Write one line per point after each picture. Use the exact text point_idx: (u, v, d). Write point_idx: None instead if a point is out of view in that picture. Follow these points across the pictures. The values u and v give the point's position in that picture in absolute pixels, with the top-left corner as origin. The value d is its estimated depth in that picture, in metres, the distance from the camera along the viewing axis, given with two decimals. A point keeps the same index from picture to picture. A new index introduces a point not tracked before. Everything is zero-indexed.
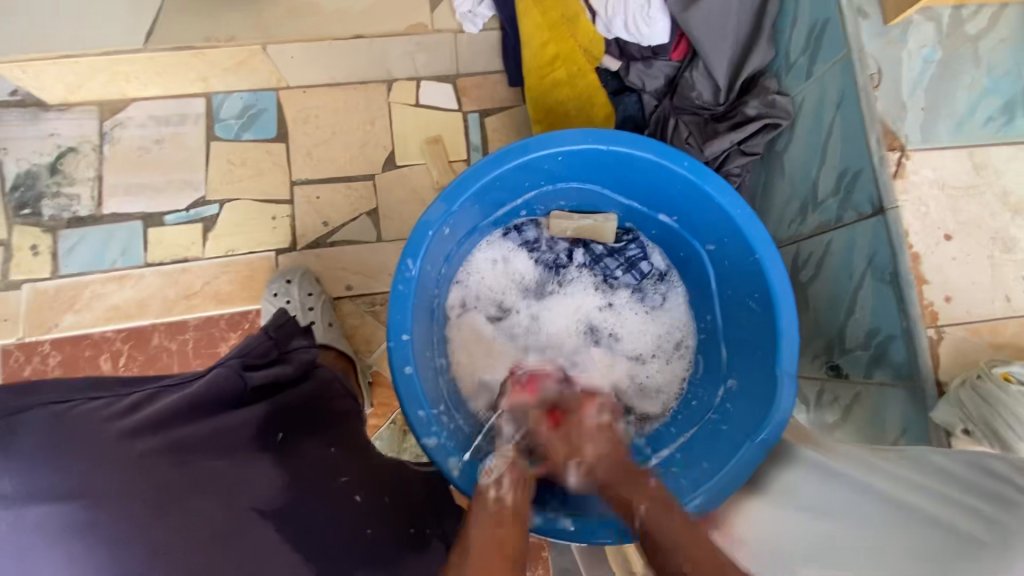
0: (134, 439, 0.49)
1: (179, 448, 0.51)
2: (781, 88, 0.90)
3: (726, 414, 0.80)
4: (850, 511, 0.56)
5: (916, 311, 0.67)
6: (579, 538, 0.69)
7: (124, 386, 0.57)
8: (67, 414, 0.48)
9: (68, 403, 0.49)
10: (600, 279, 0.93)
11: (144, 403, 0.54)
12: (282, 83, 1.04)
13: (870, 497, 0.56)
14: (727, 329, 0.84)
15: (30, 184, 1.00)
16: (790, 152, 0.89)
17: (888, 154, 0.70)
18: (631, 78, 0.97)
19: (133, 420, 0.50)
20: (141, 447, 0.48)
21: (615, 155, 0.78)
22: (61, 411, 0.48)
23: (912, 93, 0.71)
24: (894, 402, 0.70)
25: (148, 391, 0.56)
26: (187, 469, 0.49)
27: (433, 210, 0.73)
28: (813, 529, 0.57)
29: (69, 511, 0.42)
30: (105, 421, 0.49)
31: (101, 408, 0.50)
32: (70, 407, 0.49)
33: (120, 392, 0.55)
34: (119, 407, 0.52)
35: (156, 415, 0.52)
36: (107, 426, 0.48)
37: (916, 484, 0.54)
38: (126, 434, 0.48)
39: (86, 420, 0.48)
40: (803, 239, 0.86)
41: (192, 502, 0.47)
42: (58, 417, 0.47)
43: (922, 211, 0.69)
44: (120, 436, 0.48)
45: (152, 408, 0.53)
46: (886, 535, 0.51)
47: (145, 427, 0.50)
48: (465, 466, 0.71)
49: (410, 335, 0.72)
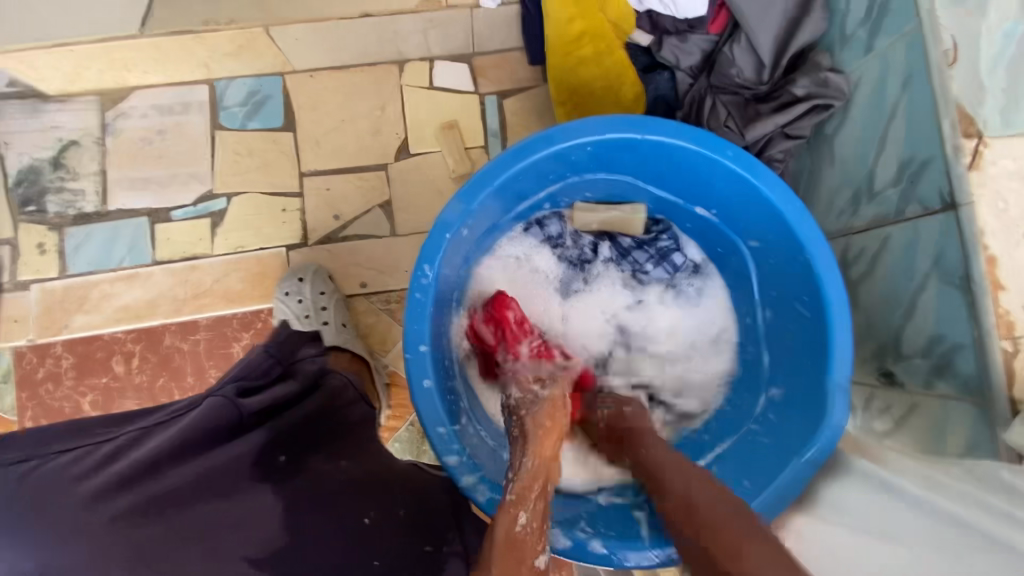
0: (110, 496, 0.46)
1: (159, 502, 0.48)
2: (833, 64, 0.81)
3: (767, 425, 0.75)
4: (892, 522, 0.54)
5: (989, 321, 0.60)
6: (612, 561, 0.65)
7: (105, 429, 0.54)
8: (34, 477, 0.45)
9: (39, 459, 0.47)
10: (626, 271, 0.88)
11: (123, 451, 0.51)
12: (288, 67, 0.97)
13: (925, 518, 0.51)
14: (770, 332, 0.78)
15: (33, 180, 0.96)
16: (842, 135, 0.80)
17: (961, 143, 0.61)
18: (663, 53, 0.89)
19: (106, 476, 0.47)
20: (116, 508, 0.46)
21: (650, 145, 0.71)
22: (25, 474, 0.46)
23: (994, 71, 0.59)
24: (957, 416, 0.64)
25: (129, 434, 0.53)
26: (169, 526, 0.47)
27: (450, 209, 0.68)
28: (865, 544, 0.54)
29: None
30: (76, 480, 0.46)
31: (72, 465, 0.47)
32: (39, 465, 0.47)
33: (97, 437, 0.52)
34: (92, 461, 0.48)
35: (133, 466, 0.49)
36: (78, 487, 0.46)
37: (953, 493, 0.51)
38: (99, 494, 0.46)
39: (57, 480, 0.46)
40: (854, 233, 0.78)
41: (178, 561, 0.46)
42: (24, 481, 0.45)
43: (1000, 207, 0.60)
44: (92, 498, 0.46)
45: (132, 456, 0.50)
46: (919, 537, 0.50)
47: (121, 481, 0.47)
48: (490, 488, 0.67)
49: (428, 345, 0.67)
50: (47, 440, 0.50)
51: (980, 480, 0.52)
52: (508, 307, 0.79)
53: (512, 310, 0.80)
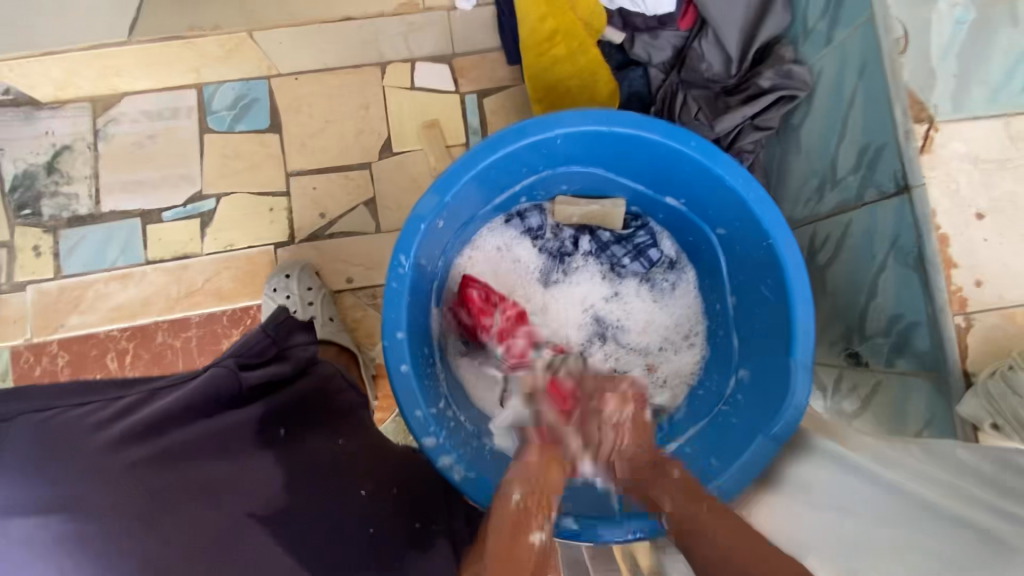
0: (125, 446, 0.50)
1: (169, 455, 0.52)
2: (797, 57, 0.84)
3: (737, 406, 0.77)
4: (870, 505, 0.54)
5: (942, 298, 0.62)
6: (584, 537, 0.67)
7: (117, 387, 0.58)
8: (55, 422, 0.50)
9: (52, 411, 0.51)
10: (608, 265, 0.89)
11: (134, 408, 0.55)
12: (274, 71, 1.00)
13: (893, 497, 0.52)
14: (739, 316, 0.80)
15: (28, 184, 0.99)
16: (807, 126, 0.83)
17: (915, 127, 0.64)
18: (636, 50, 0.92)
19: (123, 427, 0.52)
20: (130, 455, 0.49)
21: (618, 138, 0.74)
22: (47, 420, 0.50)
23: (944, 58, 0.63)
24: (917, 392, 0.66)
25: (139, 394, 0.58)
26: (179, 476, 0.50)
27: (425, 201, 0.70)
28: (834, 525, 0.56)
29: (53, 525, 0.43)
30: (93, 430, 0.51)
31: (89, 417, 0.52)
32: (54, 415, 0.51)
33: (110, 395, 0.56)
34: (107, 414, 0.53)
35: (145, 422, 0.53)
36: (95, 435, 0.50)
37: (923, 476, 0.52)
38: (114, 443, 0.50)
39: (74, 428, 0.50)
40: (820, 219, 0.81)
41: (186, 507, 0.48)
42: (44, 426, 0.49)
43: (952, 188, 0.62)
44: (109, 445, 0.49)
45: (144, 413, 0.54)
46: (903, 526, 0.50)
47: (135, 434, 0.51)
48: (466, 469, 0.69)
49: (405, 332, 0.70)
50: (63, 394, 0.54)
51: (935, 458, 0.53)
52: (471, 286, 0.83)
53: (476, 289, 0.83)
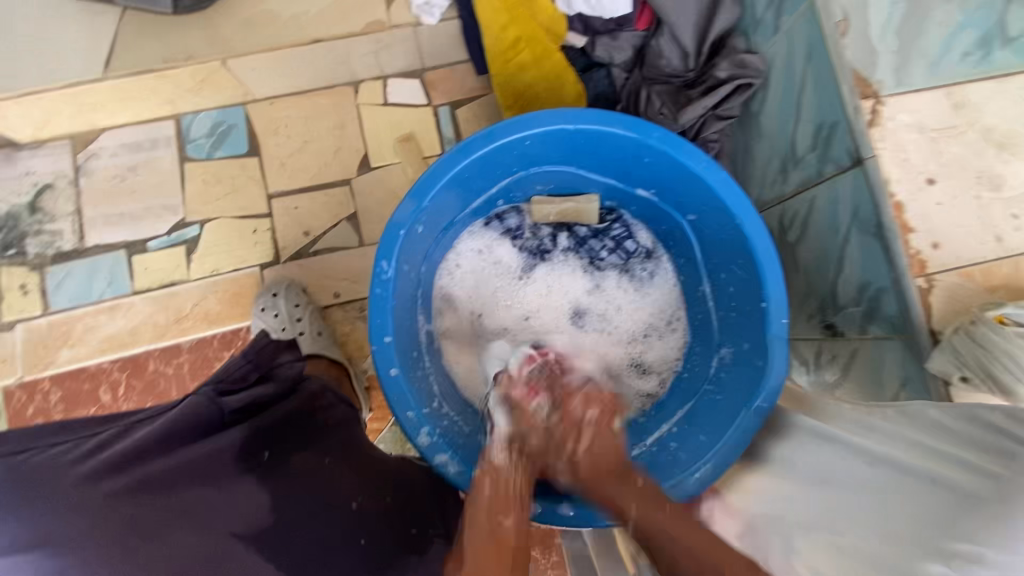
0: (103, 479, 0.50)
1: (150, 482, 0.52)
2: (749, 46, 0.89)
3: (721, 384, 0.80)
4: (851, 479, 0.55)
5: (903, 262, 0.64)
6: (580, 522, 0.70)
7: (92, 426, 0.59)
8: (27, 464, 0.49)
9: (28, 452, 0.50)
10: (574, 313, 0.90)
11: (110, 442, 0.56)
12: (249, 96, 1.03)
13: (875, 464, 0.53)
14: (718, 298, 0.83)
15: (12, 225, 1.00)
16: (764, 112, 0.87)
17: (862, 103, 0.67)
18: (598, 52, 0.96)
19: (99, 461, 0.51)
20: (108, 486, 0.49)
21: (584, 135, 0.77)
22: (19, 462, 0.49)
23: (883, 37, 0.67)
24: (891, 356, 0.68)
25: (115, 429, 0.59)
26: (162, 502, 0.51)
27: (402, 209, 0.72)
28: (815, 500, 0.57)
29: (37, 559, 0.43)
30: (68, 466, 0.50)
31: (64, 454, 0.52)
32: (30, 456, 0.50)
33: (83, 434, 0.57)
34: (84, 450, 0.53)
35: (122, 454, 0.53)
36: (70, 470, 0.50)
37: (908, 441, 0.52)
38: (91, 476, 0.50)
39: (52, 465, 0.50)
40: (787, 199, 0.84)
41: (169, 536, 0.49)
42: (19, 466, 0.48)
43: (903, 157, 0.65)
44: (84, 479, 0.49)
45: (120, 446, 0.54)
46: (880, 506, 0.51)
47: (111, 468, 0.51)
48: (459, 463, 0.72)
49: (393, 336, 0.72)
50: (40, 437, 0.54)
51: (907, 419, 0.55)
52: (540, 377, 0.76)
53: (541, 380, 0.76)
